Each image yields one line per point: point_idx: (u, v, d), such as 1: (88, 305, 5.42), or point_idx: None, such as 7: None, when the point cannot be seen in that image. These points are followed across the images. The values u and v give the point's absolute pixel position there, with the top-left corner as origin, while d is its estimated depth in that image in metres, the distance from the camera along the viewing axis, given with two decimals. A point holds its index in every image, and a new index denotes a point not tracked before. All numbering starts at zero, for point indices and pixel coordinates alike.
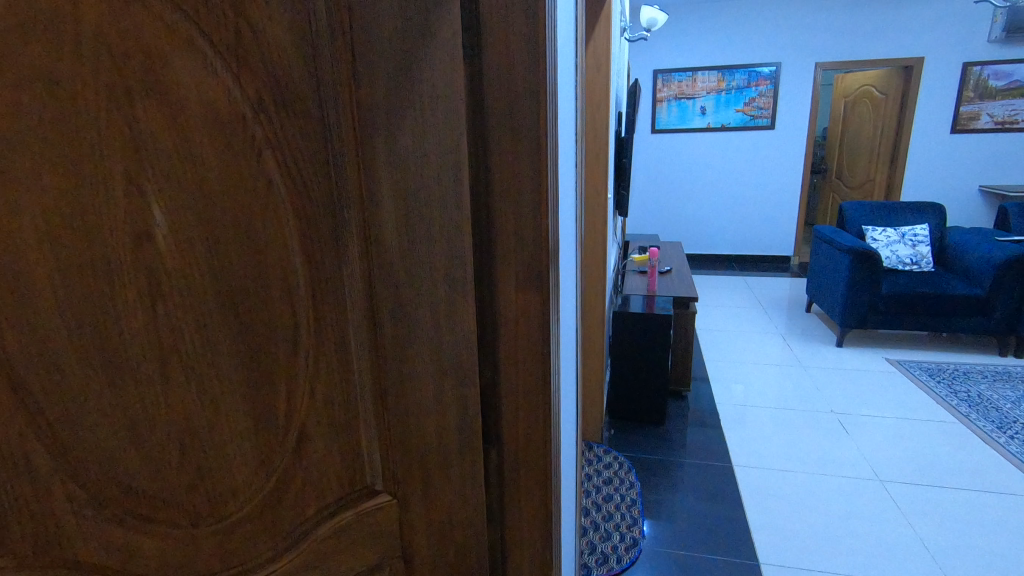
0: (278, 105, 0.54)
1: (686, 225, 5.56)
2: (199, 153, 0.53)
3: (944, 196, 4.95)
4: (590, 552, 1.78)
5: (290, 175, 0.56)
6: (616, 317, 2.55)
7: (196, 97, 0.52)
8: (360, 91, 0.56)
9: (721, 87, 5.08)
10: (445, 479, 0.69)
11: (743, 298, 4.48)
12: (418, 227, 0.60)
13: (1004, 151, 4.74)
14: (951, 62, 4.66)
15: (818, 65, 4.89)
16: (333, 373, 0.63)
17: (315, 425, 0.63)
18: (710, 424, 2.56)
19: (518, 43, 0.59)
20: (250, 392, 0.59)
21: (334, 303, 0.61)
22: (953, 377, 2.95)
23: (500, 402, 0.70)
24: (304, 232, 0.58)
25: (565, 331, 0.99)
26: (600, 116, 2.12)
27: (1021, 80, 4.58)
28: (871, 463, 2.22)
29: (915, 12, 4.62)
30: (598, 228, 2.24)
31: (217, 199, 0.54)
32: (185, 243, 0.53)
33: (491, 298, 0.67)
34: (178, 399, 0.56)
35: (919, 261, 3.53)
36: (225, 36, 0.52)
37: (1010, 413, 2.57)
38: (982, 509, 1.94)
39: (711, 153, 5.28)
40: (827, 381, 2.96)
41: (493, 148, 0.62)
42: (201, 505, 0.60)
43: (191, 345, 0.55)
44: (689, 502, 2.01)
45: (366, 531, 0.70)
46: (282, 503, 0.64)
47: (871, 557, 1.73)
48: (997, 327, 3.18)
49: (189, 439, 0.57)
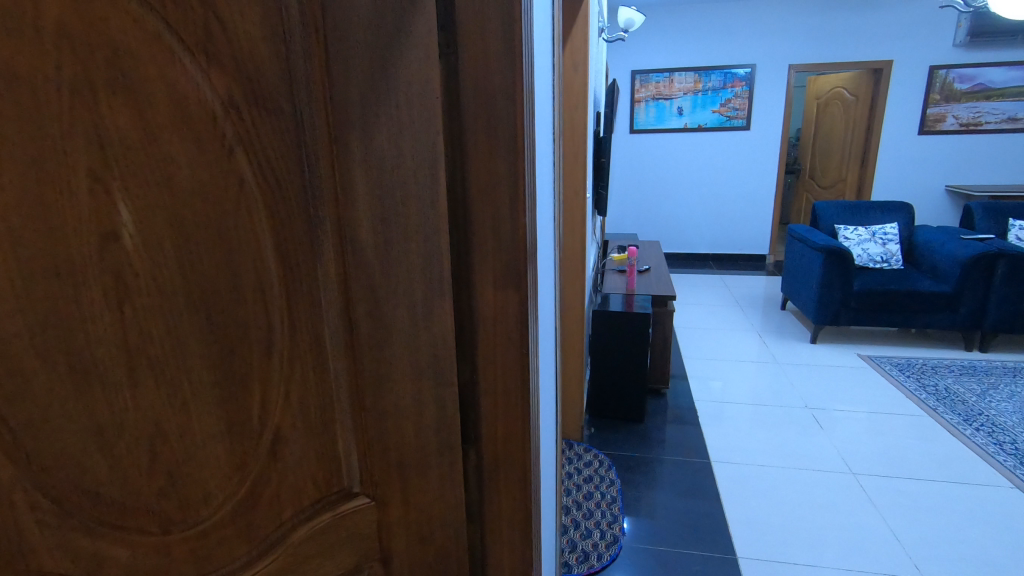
0: (250, 104, 0.54)
1: (664, 225, 5.62)
2: (169, 152, 0.52)
3: (912, 196, 5.08)
4: (570, 550, 1.79)
5: (263, 174, 0.55)
6: (595, 316, 2.56)
7: (164, 93, 0.51)
8: (335, 89, 0.56)
9: (697, 88, 5.15)
10: (423, 479, 0.69)
11: (720, 295, 4.55)
12: (394, 225, 0.60)
13: (969, 152, 4.89)
14: (918, 65, 4.80)
15: (792, 67, 4.98)
16: (308, 375, 0.62)
17: (291, 427, 0.62)
18: (688, 421, 2.59)
19: (494, 40, 0.59)
20: (222, 395, 0.58)
21: (309, 305, 0.60)
22: (921, 371, 3.03)
23: (478, 403, 0.70)
24: (278, 232, 0.57)
25: (544, 332, 0.99)
26: (578, 115, 2.14)
27: (984, 83, 4.72)
28: (844, 457, 2.27)
29: (884, 16, 4.74)
30: (577, 228, 2.26)
31: (187, 199, 0.53)
32: (155, 243, 0.52)
33: (468, 300, 0.67)
34: (148, 404, 0.55)
35: (889, 259, 3.63)
36: (194, 32, 0.51)
37: (975, 405, 2.66)
38: (950, 500, 1.99)
39: (688, 153, 5.35)
40: (802, 377, 3.02)
41: (470, 148, 0.62)
42: (173, 512, 0.59)
43: (161, 350, 0.54)
44: (667, 498, 2.04)
45: (345, 534, 0.69)
46: (257, 507, 0.63)
47: (842, 547, 1.78)
48: (963, 322, 3.27)
49: (160, 444, 0.56)
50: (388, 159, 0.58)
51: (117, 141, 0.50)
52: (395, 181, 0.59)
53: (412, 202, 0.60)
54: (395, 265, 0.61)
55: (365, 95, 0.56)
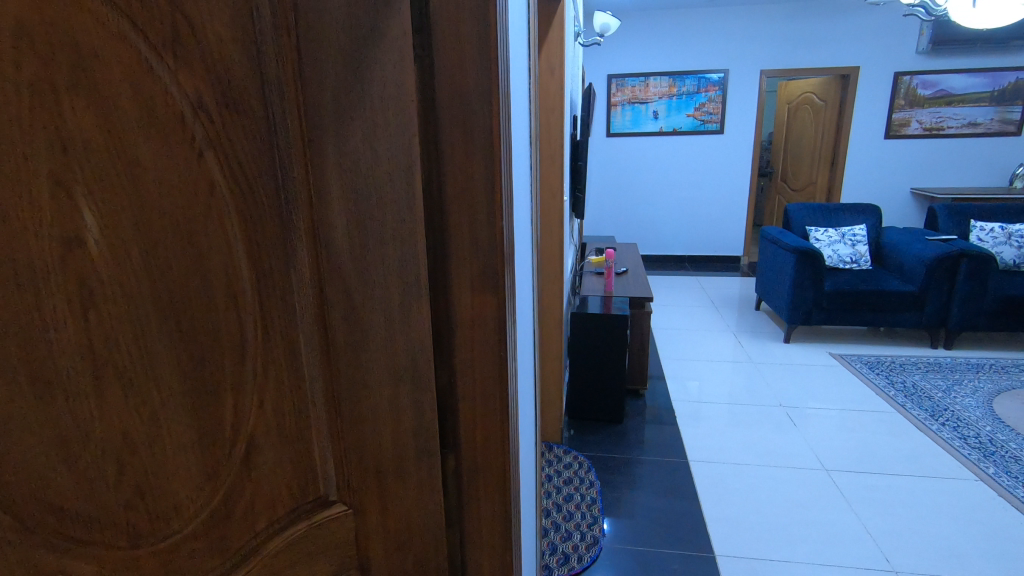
0: (221, 105, 0.53)
1: (642, 227, 5.68)
2: (138, 155, 0.51)
3: (879, 198, 5.23)
4: (551, 552, 1.79)
5: (234, 177, 0.54)
6: (573, 318, 2.58)
7: (129, 93, 0.50)
8: (308, 91, 0.55)
9: (672, 92, 5.23)
10: (402, 484, 0.68)
11: (696, 296, 4.61)
12: (371, 230, 0.59)
13: (932, 156, 5.05)
14: (883, 71, 4.94)
15: (763, 72, 5.09)
16: (282, 382, 0.61)
17: (265, 434, 0.61)
18: (666, 421, 2.62)
19: (470, 45, 0.59)
20: (193, 404, 0.56)
21: (283, 311, 0.59)
22: (890, 369, 3.12)
23: (456, 407, 0.70)
24: (250, 236, 0.56)
25: (521, 335, 0.99)
26: (554, 118, 2.15)
27: (946, 89, 4.89)
28: (817, 453, 2.32)
29: (851, 24, 4.88)
30: (554, 231, 2.27)
31: (156, 203, 0.52)
32: (121, 247, 0.51)
33: (445, 304, 0.66)
34: (114, 413, 0.54)
35: (858, 260, 3.72)
36: (161, 31, 0.50)
37: (941, 401, 2.74)
38: (917, 493, 2.06)
39: (664, 156, 5.42)
40: (776, 376, 3.08)
41: (446, 152, 0.61)
42: (142, 525, 0.58)
43: (128, 358, 0.53)
44: (647, 498, 2.06)
45: (322, 543, 0.67)
46: (231, 518, 0.62)
47: (817, 543, 1.81)
48: (929, 320, 3.37)
49: (128, 455, 0.55)
50: (363, 163, 0.57)
51: (80, 142, 0.49)
52: (370, 185, 0.58)
53: (388, 207, 0.59)
54: (371, 270, 0.60)
55: (338, 96, 0.55)
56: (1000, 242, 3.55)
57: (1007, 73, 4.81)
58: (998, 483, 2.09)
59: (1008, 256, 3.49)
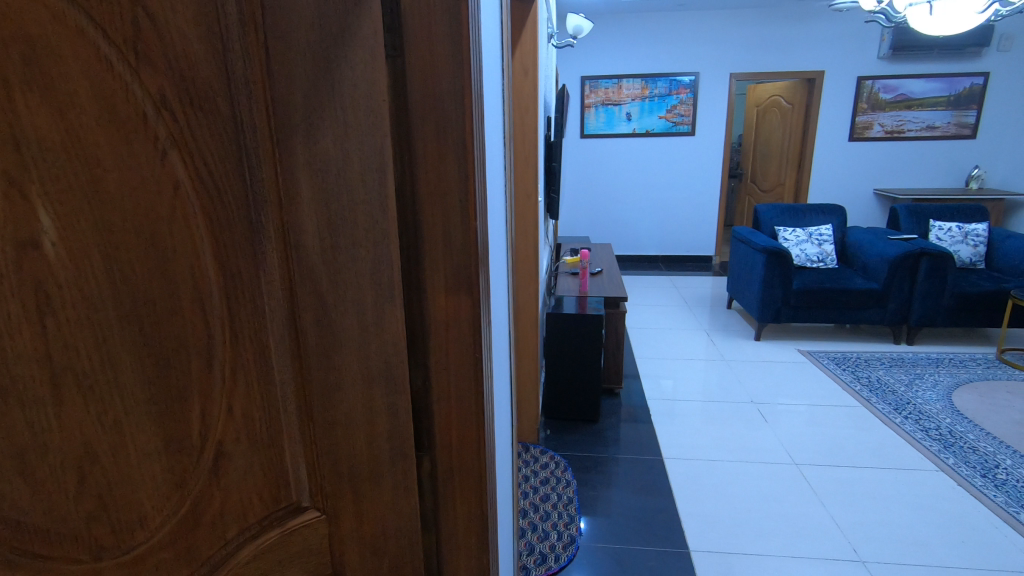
0: (185, 104, 0.51)
1: (616, 227, 5.74)
2: (95, 153, 0.50)
3: (845, 199, 5.38)
4: (528, 552, 1.79)
5: (200, 179, 0.53)
6: (549, 318, 2.58)
7: (88, 91, 0.49)
8: (276, 89, 0.54)
9: (644, 94, 5.30)
10: (376, 489, 0.66)
11: (669, 296, 4.68)
12: (342, 230, 0.58)
13: (894, 157, 5.22)
14: (847, 75, 5.09)
15: (732, 76, 5.20)
16: (251, 387, 0.59)
17: (234, 441, 0.60)
18: (641, 419, 2.65)
19: (441, 44, 0.58)
20: (158, 411, 0.55)
21: (252, 315, 0.58)
22: (856, 364, 3.21)
23: (432, 409, 0.68)
24: (218, 241, 0.55)
25: (496, 334, 0.98)
26: (529, 120, 2.16)
27: (907, 93, 5.06)
28: (787, 448, 2.37)
29: (815, 30, 5.02)
30: (529, 231, 2.27)
31: (117, 204, 0.51)
32: (80, 251, 0.50)
33: (420, 306, 0.65)
34: (75, 422, 0.53)
35: (824, 259, 3.82)
36: (122, 28, 0.49)
37: (903, 395, 2.83)
38: (883, 484, 2.12)
39: (637, 157, 5.49)
40: (748, 373, 3.13)
41: (419, 153, 0.60)
42: (105, 538, 0.57)
43: (88, 366, 0.52)
44: (623, 496, 2.07)
45: (295, 549, 0.66)
46: (198, 527, 0.61)
47: (787, 536, 1.85)
48: (892, 317, 3.49)
49: (89, 466, 0.54)
50: (334, 163, 0.56)
51: (36, 141, 0.48)
52: (341, 185, 0.57)
53: (360, 207, 0.58)
54: (343, 272, 0.59)
55: (309, 97, 0.54)
56: (957, 241, 3.77)
57: (963, 78, 5.00)
58: (957, 473, 2.17)
59: (964, 255, 3.74)
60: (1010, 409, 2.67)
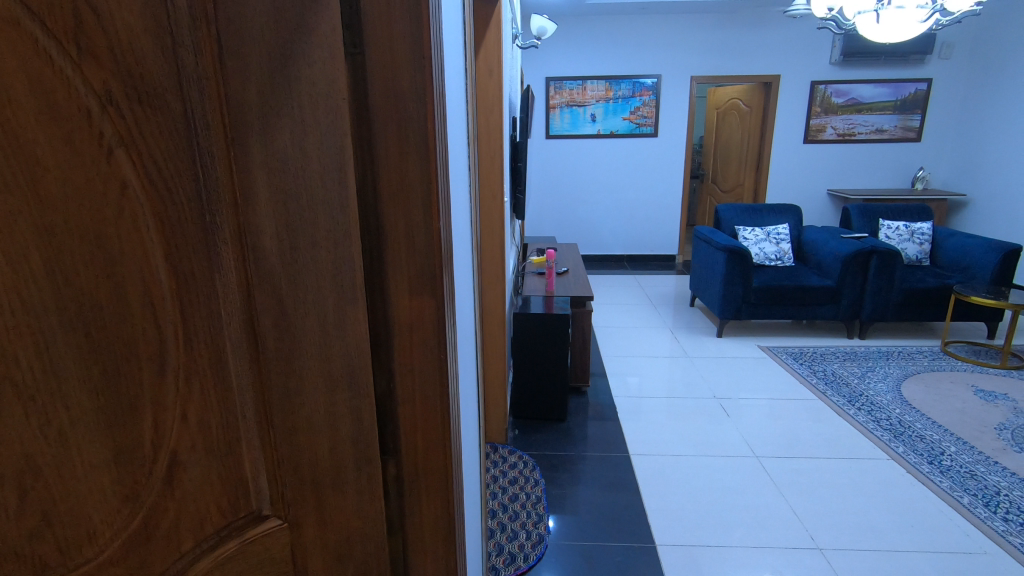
0: (131, 99, 0.49)
1: (582, 227, 5.79)
2: (36, 151, 0.47)
3: (801, 199, 5.56)
4: (498, 553, 1.79)
5: (148, 177, 0.51)
6: (516, 318, 2.58)
7: (27, 85, 0.46)
8: (228, 86, 0.53)
9: (608, 96, 5.36)
10: (340, 496, 0.65)
11: (634, 295, 4.75)
12: (300, 232, 0.57)
13: (846, 159, 5.43)
14: (801, 80, 5.27)
15: (694, 78, 5.31)
16: (208, 394, 0.57)
17: (189, 450, 0.57)
18: (608, 417, 2.68)
19: (402, 43, 0.57)
20: (107, 419, 0.53)
21: (206, 319, 0.56)
22: (812, 359, 3.33)
23: (397, 412, 0.67)
24: (169, 243, 0.53)
25: (462, 333, 0.98)
26: (494, 119, 2.16)
27: (857, 97, 5.27)
28: (748, 441, 2.44)
29: (771, 35, 5.18)
30: (495, 230, 2.26)
31: (59, 204, 0.48)
32: (19, 254, 0.47)
33: (383, 309, 0.64)
34: (16, 433, 0.50)
35: (782, 257, 3.94)
36: (62, 20, 0.46)
37: (856, 387, 2.95)
38: (839, 474, 2.20)
39: (602, 158, 5.55)
40: (711, 369, 3.21)
41: (380, 153, 0.59)
42: (51, 554, 0.54)
43: (27, 374, 0.49)
44: (590, 493, 2.09)
45: (255, 560, 0.65)
46: (150, 541, 0.58)
47: (750, 526, 1.91)
48: (845, 313, 3.63)
49: (32, 478, 0.51)
50: (291, 161, 0.55)
51: None
52: (300, 184, 0.56)
53: (319, 207, 0.56)
54: (303, 274, 0.58)
55: (264, 94, 0.53)
56: (904, 239, 3.95)
57: (908, 84, 5.24)
58: (907, 461, 2.27)
59: (911, 253, 3.93)
60: (954, 399, 2.81)
